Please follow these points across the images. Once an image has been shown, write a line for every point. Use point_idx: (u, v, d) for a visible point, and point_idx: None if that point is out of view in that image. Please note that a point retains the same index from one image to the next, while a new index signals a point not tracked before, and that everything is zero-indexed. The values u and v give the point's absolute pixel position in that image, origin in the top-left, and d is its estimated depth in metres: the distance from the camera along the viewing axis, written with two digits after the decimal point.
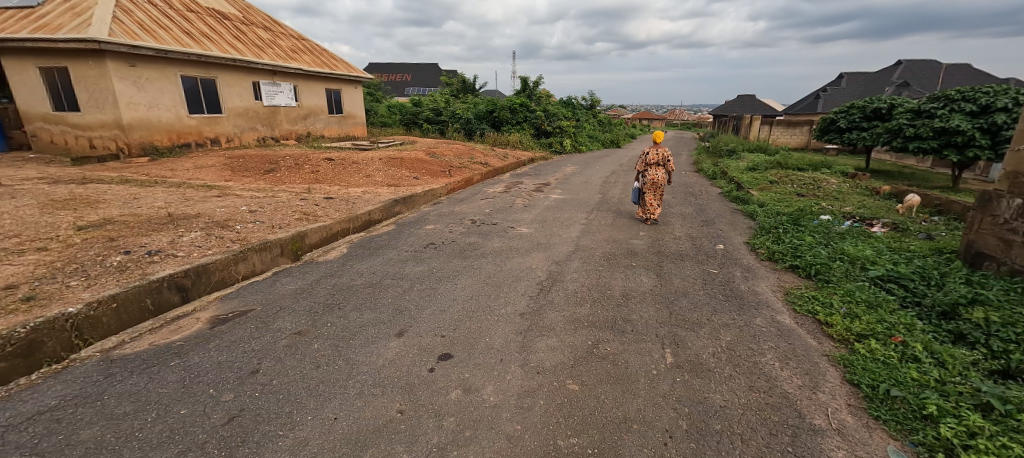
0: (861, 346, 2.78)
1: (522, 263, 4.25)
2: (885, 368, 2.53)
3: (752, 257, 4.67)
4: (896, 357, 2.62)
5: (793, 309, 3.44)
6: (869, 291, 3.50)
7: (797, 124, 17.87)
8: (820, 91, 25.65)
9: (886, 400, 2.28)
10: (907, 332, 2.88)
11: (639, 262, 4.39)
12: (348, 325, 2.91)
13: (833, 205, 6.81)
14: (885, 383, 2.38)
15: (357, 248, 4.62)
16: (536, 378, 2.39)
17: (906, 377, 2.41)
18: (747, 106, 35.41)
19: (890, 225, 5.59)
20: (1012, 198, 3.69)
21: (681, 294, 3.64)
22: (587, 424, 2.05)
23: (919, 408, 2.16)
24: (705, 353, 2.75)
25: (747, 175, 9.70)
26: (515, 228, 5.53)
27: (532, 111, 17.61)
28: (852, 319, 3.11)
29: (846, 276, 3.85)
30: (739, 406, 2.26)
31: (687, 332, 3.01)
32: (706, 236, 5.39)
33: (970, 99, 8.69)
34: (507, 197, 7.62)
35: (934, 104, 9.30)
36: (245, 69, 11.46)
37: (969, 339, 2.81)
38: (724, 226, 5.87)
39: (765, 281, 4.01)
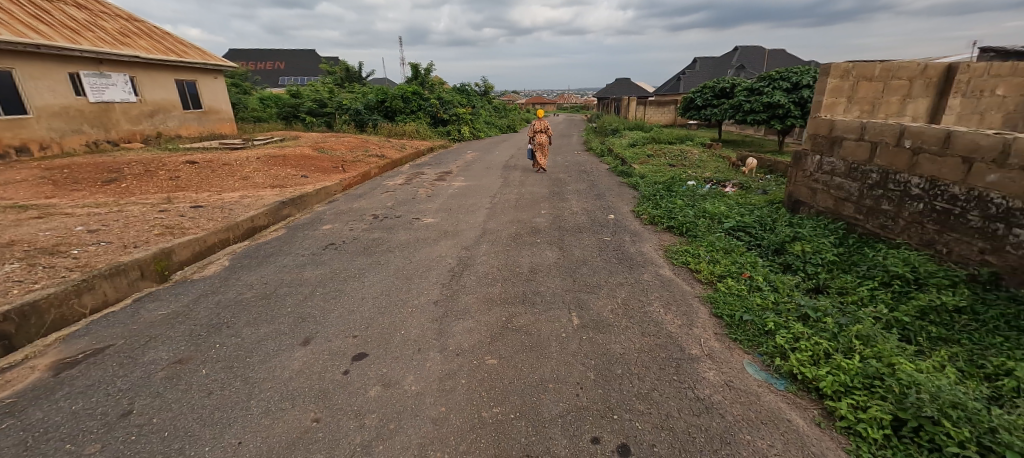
0: (722, 284, 3.39)
1: (431, 252, 4.23)
2: (739, 299, 3.13)
3: (638, 223, 5.28)
4: (746, 289, 3.25)
5: (671, 262, 4.01)
6: (725, 240, 4.24)
7: (665, 104, 20.30)
8: (680, 74, 29.36)
9: (741, 324, 2.84)
10: (752, 268, 3.58)
11: (543, 238, 4.68)
12: (242, 343, 2.62)
13: (696, 172, 7.96)
14: (740, 311, 2.96)
15: (242, 259, 4.12)
16: (455, 360, 2.45)
17: (753, 304, 3.01)
18: (624, 88, 39.01)
19: (737, 185, 6.76)
20: (814, 155, 4.78)
21: (582, 263, 3.99)
22: (507, 393, 2.19)
23: (763, 326, 2.75)
24: (605, 311, 3.09)
25: (628, 151, 10.79)
26: (420, 219, 5.43)
27: (426, 99, 17.15)
28: (714, 264, 3.76)
29: (708, 229, 4.60)
30: (635, 350, 2.61)
31: (589, 295, 3.33)
32: (600, 209, 5.91)
33: (785, 78, 10.84)
34: (409, 188, 7.40)
35: (762, 83, 11.35)
36: (55, 57, 9.15)
37: (793, 267, 3.60)
38: (613, 198, 6.51)
39: (648, 242, 4.59)
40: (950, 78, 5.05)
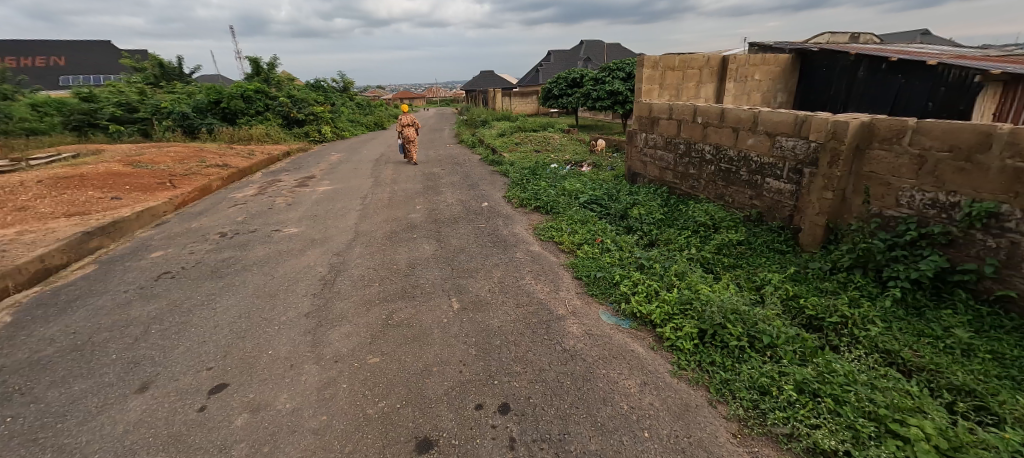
0: (580, 250, 3.91)
1: (296, 264, 3.91)
2: (594, 260, 3.67)
3: (509, 207, 5.65)
4: (599, 251, 3.82)
5: (539, 238, 4.44)
6: (581, 212, 4.84)
7: (527, 94, 21.62)
8: (538, 66, 31.48)
9: (596, 281, 3.36)
10: (603, 233, 4.20)
11: (419, 233, 4.69)
12: (47, 409, 2.11)
13: (557, 156, 8.79)
14: (594, 270, 3.49)
15: (32, 310, 3.23)
16: (335, 367, 2.38)
17: (604, 263, 3.57)
18: (489, 81, 40.23)
19: (590, 164, 7.71)
20: (641, 133, 5.74)
21: (459, 251, 4.15)
22: (392, 385, 2.23)
23: (612, 280, 3.30)
24: (482, 291, 3.30)
25: (497, 141, 11.31)
26: (281, 230, 4.93)
27: (273, 97, 15.25)
28: (573, 234, 4.28)
29: (568, 205, 5.17)
30: (511, 321, 2.88)
31: (467, 280, 3.51)
32: (474, 198, 6.14)
33: (620, 69, 12.55)
34: (264, 199, 6.59)
35: (603, 73, 12.95)
36: None
37: (633, 228, 4.33)
38: (486, 187, 6.81)
39: (519, 223, 4.97)
40: (725, 67, 6.50)
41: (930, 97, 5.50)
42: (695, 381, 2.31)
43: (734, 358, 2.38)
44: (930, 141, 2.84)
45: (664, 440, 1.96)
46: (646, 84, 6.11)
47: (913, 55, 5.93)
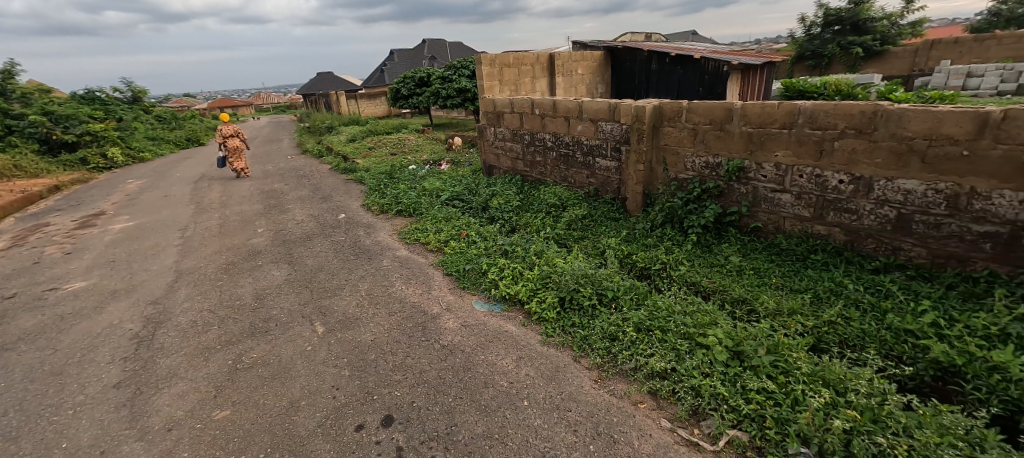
0: (447, 247, 3.97)
1: (90, 326, 3.04)
2: (462, 254, 3.77)
3: (370, 215, 5.36)
4: (465, 245, 3.94)
5: (405, 242, 4.34)
6: (444, 210, 4.89)
7: (375, 96, 20.56)
8: (382, 66, 30.14)
9: (466, 273, 3.48)
10: (467, 227, 4.33)
11: (265, 259, 4.12)
12: None
13: (415, 156, 8.64)
14: (463, 263, 3.60)
15: None
16: (169, 437, 1.96)
17: (472, 255, 3.70)
18: (330, 83, 36.97)
19: (449, 161, 7.83)
20: (489, 128, 6.05)
21: (318, 270, 3.79)
22: (252, 435, 1.95)
23: (480, 269, 3.46)
24: (349, 308, 3.09)
25: (348, 147, 10.54)
26: (60, 288, 3.76)
27: (17, 115, 11.33)
28: (439, 232, 4.31)
29: (430, 205, 5.16)
30: (385, 332, 2.79)
31: (330, 300, 3.24)
32: (328, 211, 5.64)
33: (465, 67, 12.94)
34: (22, 251, 4.91)
35: (449, 72, 13.12)
36: None
37: (495, 217, 4.58)
38: (341, 197, 6.31)
39: (382, 230, 4.77)
40: (553, 63, 7.26)
41: (700, 83, 7.01)
42: (562, 344, 2.63)
43: (589, 316, 2.78)
44: (698, 118, 3.66)
45: (541, 403, 2.19)
46: (487, 81, 6.42)
47: (685, 50, 7.48)
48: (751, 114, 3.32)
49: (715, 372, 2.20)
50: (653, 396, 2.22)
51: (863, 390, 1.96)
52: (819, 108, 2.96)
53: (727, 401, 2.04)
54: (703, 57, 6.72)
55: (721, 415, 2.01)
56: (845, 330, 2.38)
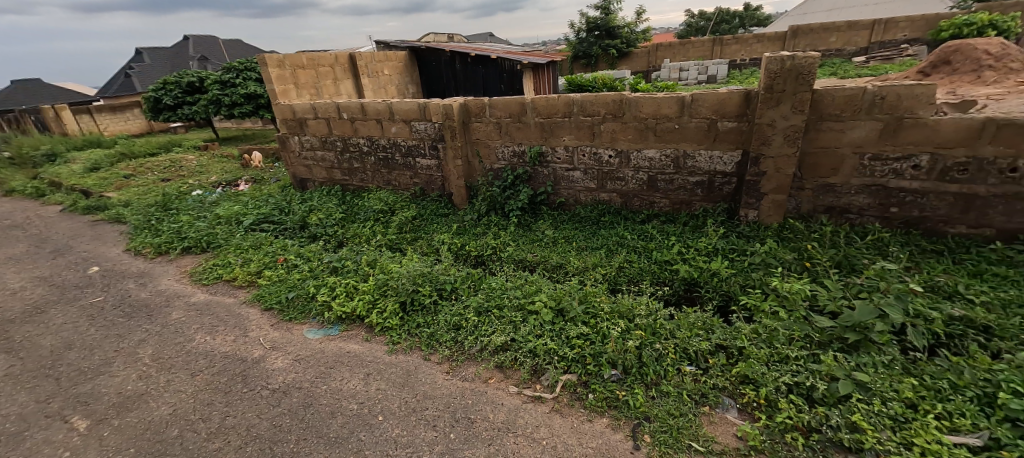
0: (261, 279, 3.42)
1: None
2: (281, 283, 3.31)
3: (141, 261, 4.18)
4: (285, 271, 3.47)
5: (202, 284, 3.56)
6: (251, 237, 4.17)
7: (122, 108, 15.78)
8: (127, 69, 23.23)
9: (290, 303, 3.08)
10: (284, 250, 3.81)
11: None
12: None
13: (199, 179, 7.07)
14: (284, 293, 3.17)
15: None
16: None
17: (294, 281, 3.29)
18: (38, 94, 26.61)
19: (251, 180, 6.76)
20: (293, 137, 5.40)
21: (63, 350, 2.78)
22: None
23: (307, 294, 3.11)
24: (127, 385, 2.39)
25: (88, 178, 7.86)
26: None
27: None
28: (248, 264, 3.67)
29: (230, 234, 4.33)
30: (189, 398, 2.27)
31: (93, 382, 2.44)
32: (68, 268, 4.15)
33: (251, 69, 11.09)
34: None
35: (230, 75, 10.98)
36: None
37: (317, 234, 4.15)
38: (88, 246, 4.72)
39: (165, 277, 3.78)
40: (356, 64, 6.89)
41: (500, 80, 7.69)
42: (409, 347, 2.61)
43: (432, 313, 2.83)
44: (499, 112, 4.05)
45: (396, 412, 2.15)
46: (280, 85, 5.67)
47: (483, 51, 8.08)
48: (540, 107, 3.85)
49: (546, 331, 2.54)
50: (500, 369, 2.43)
51: (644, 314, 2.57)
52: (586, 99, 3.64)
53: (557, 352, 2.39)
54: (499, 57, 7.38)
55: (555, 367, 2.35)
56: (629, 271, 3.06)
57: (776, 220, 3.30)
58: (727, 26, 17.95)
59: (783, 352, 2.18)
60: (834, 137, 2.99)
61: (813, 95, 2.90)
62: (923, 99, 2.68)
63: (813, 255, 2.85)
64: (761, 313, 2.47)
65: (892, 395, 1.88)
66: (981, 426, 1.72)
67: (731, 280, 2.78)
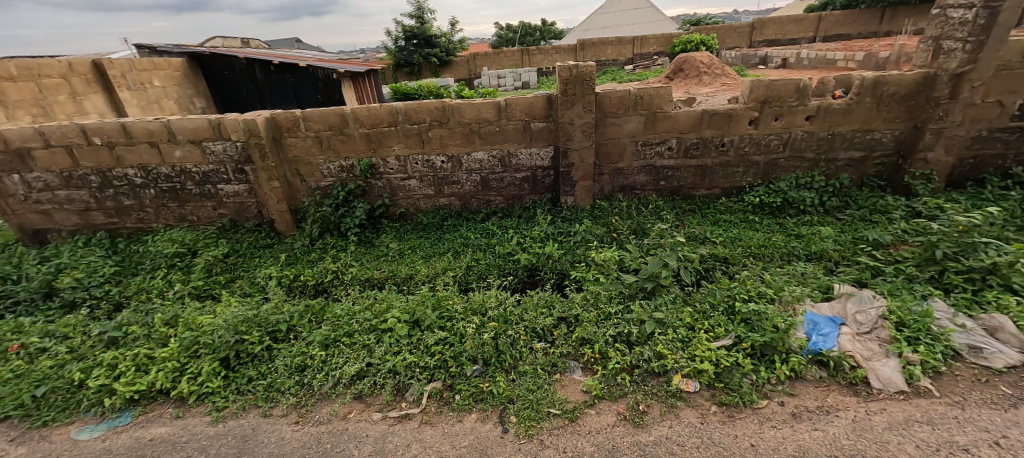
0: None
1: None
2: (18, 378, 2.36)
3: None
4: (24, 361, 2.48)
5: None
6: None
7: None
8: None
9: (40, 403, 2.23)
10: (18, 333, 2.72)
11: None
12: None
13: None
14: (27, 391, 2.27)
15: None
16: None
17: (43, 370, 2.39)
18: None
19: None
20: (9, 175, 3.88)
21: None
22: None
23: (71, 383, 2.30)
24: None
25: None
26: None
27: None
28: None
29: None
30: None
31: None
32: None
33: None
34: None
35: None
36: None
37: (77, 301, 3.10)
38: None
39: None
40: (105, 74, 5.34)
41: (315, 90, 7.00)
42: (242, 408, 2.20)
43: (266, 361, 2.43)
44: (316, 125, 3.71)
45: None
46: None
47: (288, 58, 7.22)
48: (362, 117, 3.68)
49: (404, 346, 2.46)
50: (359, 399, 2.26)
51: (495, 305, 2.75)
52: (409, 108, 3.64)
53: (419, 364, 2.35)
54: (310, 65, 6.72)
55: (418, 379, 2.30)
56: (477, 268, 3.22)
57: (588, 202, 3.91)
58: (531, 38, 20.22)
59: (607, 311, 2.63)
60: (616, 130, 3.70)
61: (596, 97, 3.53)
62: (665, 97, 3.55)
63: (617, 227, 3.49)
64: (587, 282, 2.92)
65: (679, 323, 2.47)
66: (730, 330, 2.40)
67: (562, 260, 3.20)
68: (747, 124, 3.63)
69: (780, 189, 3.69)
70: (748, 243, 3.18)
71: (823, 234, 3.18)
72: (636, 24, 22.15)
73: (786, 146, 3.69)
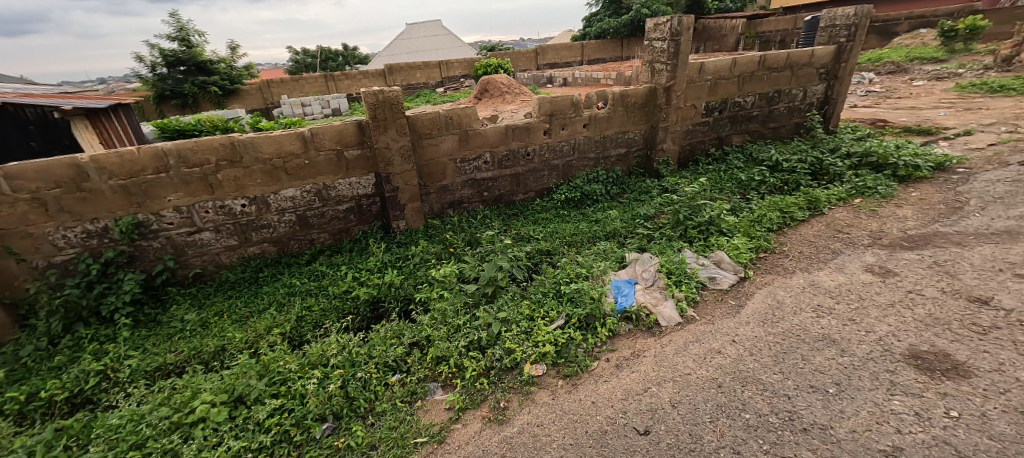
0: None
1: None
2: None
3: None
4: None
5: None
6: None
7: None
8: None
9: None
10: None
11: None
12: None
13: None
14: None
15: None
16: None
17: None
18: None
19: None
20: None
21: None
22: None
23: None
24: None
25: None
26: None
27: None
28: None
29: None
30: None
31: None
32: None
33: None
34: None
35: None
36: None
37: None
38: None
39: None
40: None
41: None
42: None
43: None
44: (32, 183, 2.77)
45: None
46: None
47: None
48: (111, 165, 2.91)
49: (225, 433, 2.02)
50: None
51: (337, 351, 2.51)
52: (182, 147, 3.03)
53: (250, 447, 1.97)
54: None
55: None
56: (310, 317, 2.88)
57: (420, 223, 3.94)
58: (334, 63, 19.01)
59: (455, 323, 2.70)
60: (434, 150, 3.84)
61: (408, 121, 3.61)
62: (473, 116, 3.88)
63: (453, 242, 3.62)
64: (433, 301, 2.94)
65: (520, 317, 2.71)
66: (560, 311, 2.77)
67: (404, 285, 3.14)
68: (543, 134, 4.25)
69: (578, 185, 4.44)
70: (563, 234, 3.72)
71: (613, 216, 3.97)
72: (439, 50, 23.27)
73: (574, 149, 4.47)
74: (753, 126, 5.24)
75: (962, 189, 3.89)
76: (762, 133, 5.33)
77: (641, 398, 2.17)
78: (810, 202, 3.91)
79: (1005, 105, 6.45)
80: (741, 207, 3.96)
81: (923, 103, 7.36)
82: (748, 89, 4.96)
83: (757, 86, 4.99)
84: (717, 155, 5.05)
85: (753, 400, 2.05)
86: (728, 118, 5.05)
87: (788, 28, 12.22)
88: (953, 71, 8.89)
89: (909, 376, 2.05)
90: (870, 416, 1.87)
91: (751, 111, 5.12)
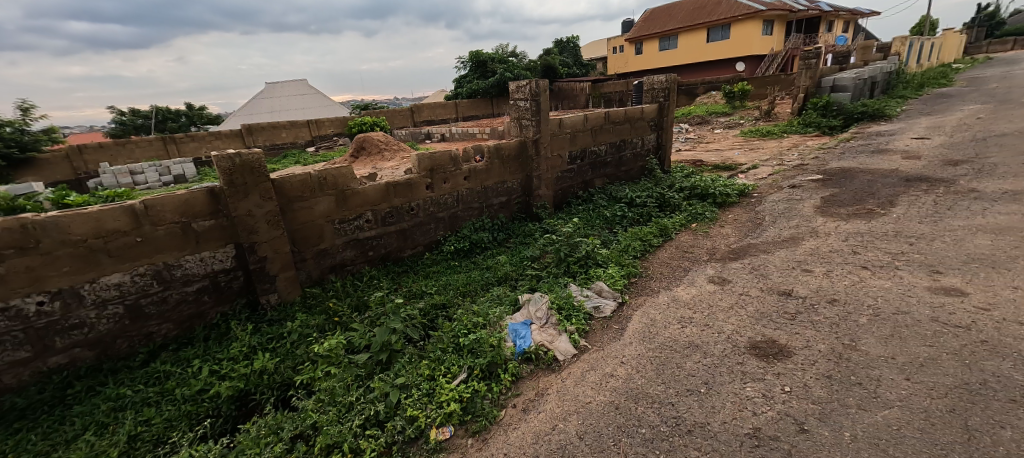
0: None
1: None
2: None
3: None
4: None
5: None
6: None
7: None
8: None
9: None
10: None
11: None
12: None
13: None
14: None
15: None
16: None
17: None
18: None
19: None
20: None
21: None
22: None
23: None
24: None
25: None
26: None
27: None
28: None
29: None
30: None
31: None
32: None
33: None
34: None
35: None
36: None
37: None
38: None
39: None
40: None
41: None
42: None
43: None
44: None
45: None
46: None
47: None
48: None
49: None
50: None
51: None
52: None
53: None
54: None
55: None
56: (148, 434, 2.27)
57: (296, 294, 3.53)
58: (174, 124, 16.63)
59: (346, 401, 2.42)
60: (307, 213, 3.56)
61: (273, 184, 3.31)
62: (348, 176, 3.73)
63: (337, 310, 3.31)
64: (318, 381, 2.60)
65: (420, 379, 2.56)
66: (461, 365, 2.70)
67: (280, 368, 2.72)
68: (426, 189, 4.30)
69: (465, 235, 4.53)
70: (456, 285, 3.71)
71: (502, 262, 4.12)
72: (306, 109, 22.21)
73: (458, 201, 4.59)
74: (609, 170, 6.10)
75: (758, 210, 5.05)
76: (617, 175, 6.23)
77: (551, 437, 2.19)
78: (661, 230, 4.63)
79: (772, 146, 8.72)
80: (610, 240, 4.49)
81: (722, 146, 9.52)
82: (600, 140, 5.80)
83: (607, 137, 5.88)
84: (585, 196, 5.71)
85: (645, 414, 2.24)
86: (589, 164, 5.80)
87: (622, 90, 14.82)
88: (738, 122, 11.77)
89: (753, 364, 2.49)
90: (733, 406, 2.19)
91: (605, 158, 5.98)
